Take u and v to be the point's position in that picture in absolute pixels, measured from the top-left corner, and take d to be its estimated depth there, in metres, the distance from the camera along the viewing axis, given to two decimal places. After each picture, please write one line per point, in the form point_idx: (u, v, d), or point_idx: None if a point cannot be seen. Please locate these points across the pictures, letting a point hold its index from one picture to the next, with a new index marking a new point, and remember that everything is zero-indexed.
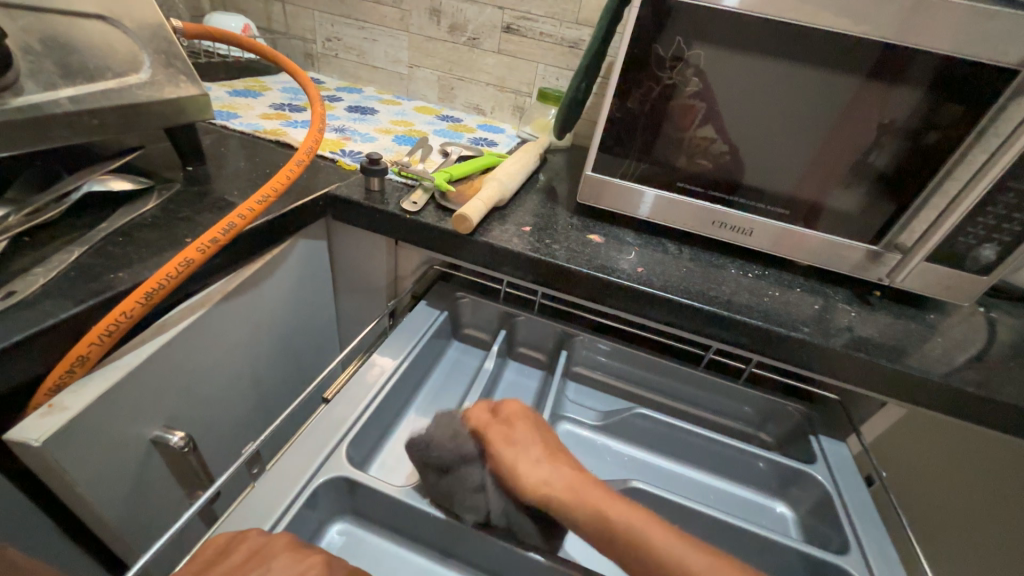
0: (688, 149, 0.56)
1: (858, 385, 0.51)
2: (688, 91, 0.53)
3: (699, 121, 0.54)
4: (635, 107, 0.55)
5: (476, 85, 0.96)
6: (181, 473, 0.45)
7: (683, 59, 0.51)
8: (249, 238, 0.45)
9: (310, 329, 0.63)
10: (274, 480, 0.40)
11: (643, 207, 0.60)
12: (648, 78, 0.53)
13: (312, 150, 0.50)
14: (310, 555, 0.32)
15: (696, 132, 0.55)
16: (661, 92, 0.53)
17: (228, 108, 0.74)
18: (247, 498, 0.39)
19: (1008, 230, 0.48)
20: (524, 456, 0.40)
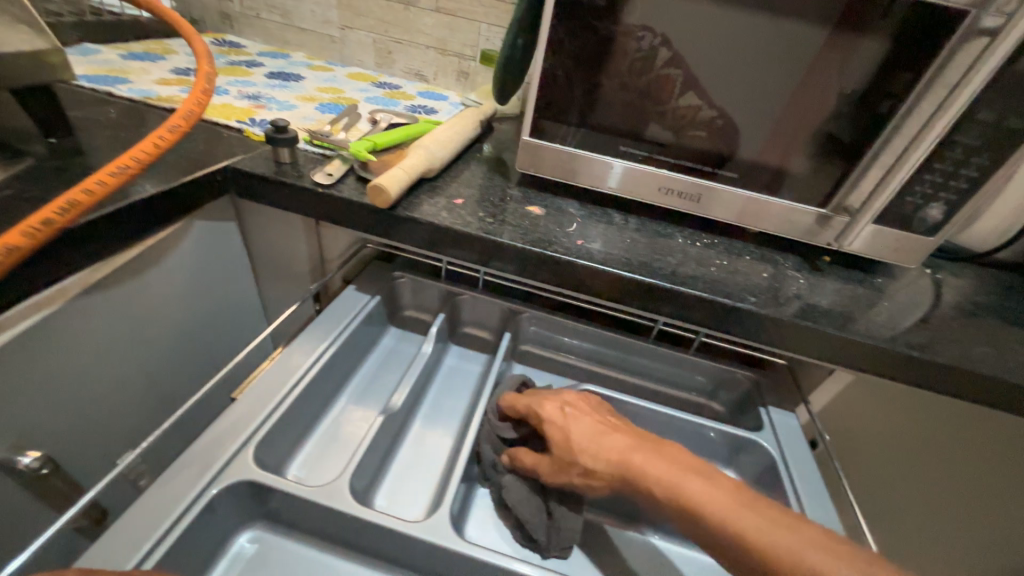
0: (638, 112, 0.52)
1: (805, 354, 0.49)
2: (660, 62, 0.48)
3: (678, 92, 0.50)
4: (607, 83, 0.51)
5: (415, 48, 0.88)
6: None
7: (653, 30, 0.47)
8: (112, 218, 0.38)
9: (220, 321, 0.57)
10: (155, 494, 0.34)
11: (613, 180, 0.55)
12: (618, 51, 0.49)
13: (193, 115, 0.42)
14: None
15: (678, 103, 0.50)
16: (632, 66, 0.49)
17: (118, 72, 0.65)
18: (116, 522, 0.32)
19: (955, 187, 0.46)
20: (584, 435, 0.41)
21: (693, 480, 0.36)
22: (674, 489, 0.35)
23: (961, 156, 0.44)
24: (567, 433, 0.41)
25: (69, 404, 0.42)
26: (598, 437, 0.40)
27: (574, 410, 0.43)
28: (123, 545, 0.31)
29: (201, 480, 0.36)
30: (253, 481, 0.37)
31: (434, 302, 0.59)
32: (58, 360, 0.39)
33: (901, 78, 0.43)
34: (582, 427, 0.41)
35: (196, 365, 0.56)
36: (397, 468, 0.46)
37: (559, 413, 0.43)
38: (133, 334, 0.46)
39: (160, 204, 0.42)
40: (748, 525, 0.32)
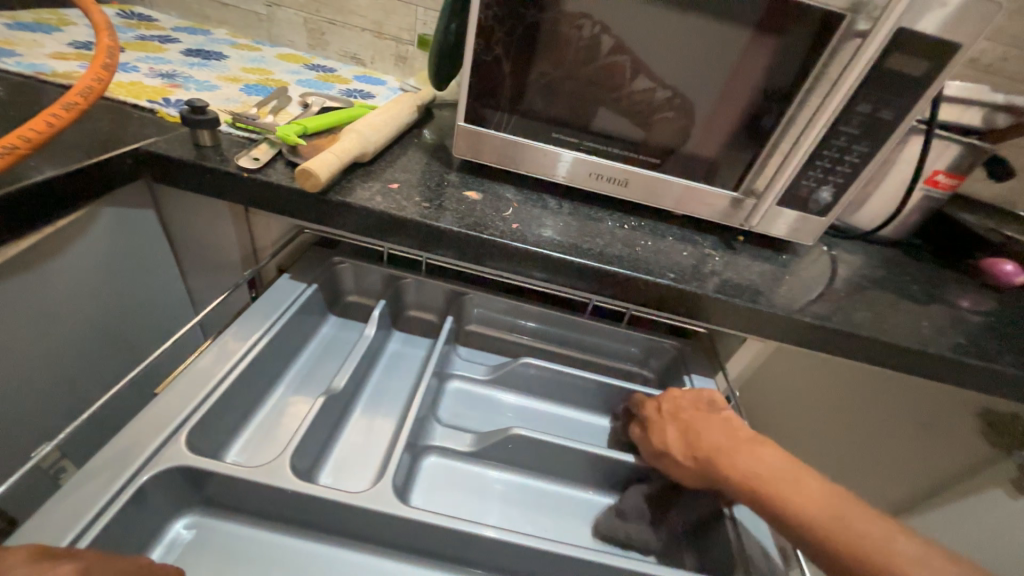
0: (607, 98, 0.54)
1: (721, 324, 0.54)
2: (605, 51, 0.51)
3: (630, 76, 0.52)
4: (552, 71, 0.53)
5: (350, 30, 0.85)
6: None
7: (592, 18, 0.49)
8: (5, 202, 0.35)
9: (141, 312, 0.54)
10: (76, 487, 0.33)
11: (561, 170, 0.57)
12: (562, 40, 0.51)
13: (92, 92, 0.40)
14: (60, 564, 0.25)
15: (633, 88, 0.52)
16: (576, 56, 0.51)
17: (1, 43, 0.58)
18: (33, 516, 0.31)
19: (841, 172, 0.52)
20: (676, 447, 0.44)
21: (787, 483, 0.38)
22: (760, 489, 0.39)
23: (845, 144, 0.50)
24: (663, 444, 0.45)
25: None
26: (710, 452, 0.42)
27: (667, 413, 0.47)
28: (42, 536, 0.30)
29: (125, 472, 0.34)
30: (186, 466, 0.36)
31: (377, 286, 0.59)
32: None
33: (798, 71, 0.47)
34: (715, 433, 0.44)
35: (114, 362, 0.53)
36: (341, 449, 0.46)
37: (660, 414, 0.47)
38: (34, 330, 0.42)
39: (64, 185, 0.39)
40: (807, 514, 0.37)
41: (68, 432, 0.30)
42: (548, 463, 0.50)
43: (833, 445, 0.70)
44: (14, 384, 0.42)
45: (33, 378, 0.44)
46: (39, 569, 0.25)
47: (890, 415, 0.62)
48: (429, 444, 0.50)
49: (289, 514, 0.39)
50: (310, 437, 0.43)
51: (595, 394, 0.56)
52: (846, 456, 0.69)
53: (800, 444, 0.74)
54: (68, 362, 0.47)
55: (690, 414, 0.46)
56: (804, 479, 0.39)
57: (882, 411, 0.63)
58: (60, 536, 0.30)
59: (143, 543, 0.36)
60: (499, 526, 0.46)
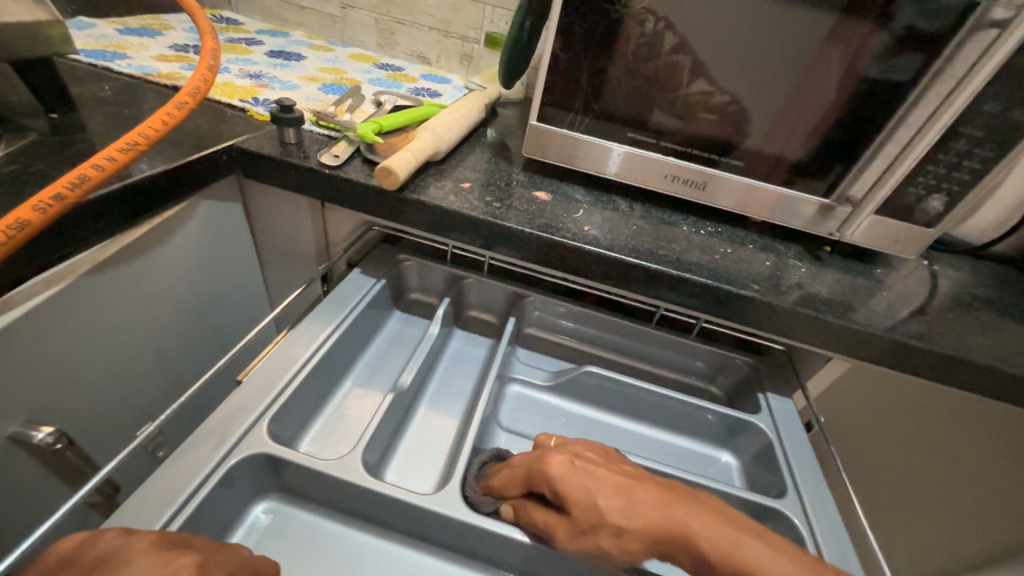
0: (665, 100, 0.51)
1: (805, 341, 0.50)
2: (667, 48, 0.48)
3: (687, 78, 0.50)
4: (610, 67, 0.51)
5: (418, 29, 0.87)
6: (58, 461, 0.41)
7: (655, 13, 0.47)
8: (120, 196, 0.38)
9: (227, 300, 0.57)
10: (176, 465, 0.35)
11: (614, 165, 0.55)
12: (622, 35, 0.48)
13: (199, 92, 0.42)
14: (179, 554, 0.26)
15: (690, 90, 0.50)
16: (637, 52, 0.49)
17: (114, 47, 0.64)
18: (138, 490, 0.33)
19: (957, 179, 0.46)
20: (591, 498, 0.35)
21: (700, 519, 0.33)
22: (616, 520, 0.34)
23: (965, 147, 0.45)
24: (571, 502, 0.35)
25: (81, 381, 0.42)
26: (633, 486, 0.35)
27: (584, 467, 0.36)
28: (144, 513, 0.32)
29: (215, 454, 0.36)
30: (267, 454, 0.38)
31: (440, 285, 0.60)
32: (72, 336, 0.39)
33: (915, 66, 0.42)
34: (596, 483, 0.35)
35: (203, 346, 0.57)
36: (405, 447, 0.47)
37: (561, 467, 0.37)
38: (140, 314, 0.46)
39: (169, 179, 0.42)
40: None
41: (168, 415, 0.32)
42: None
43: (923, 482, 0.63)
44: (123, 365, 0.46)
45: (136, 361, 0.48)
46: (162, 557, 0.26)
47: (993, 462, 0.54)
48: (491, 448, 0.50)
49: (358, 508, 0.40)
50: (379, 434, 0.43)
51: (661, 406, 0.54)
52: (936, 496, 0.62)
53: (885, 477, 0.67)
54: (165, 346, 0.51)
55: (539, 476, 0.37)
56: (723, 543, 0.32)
57: (985, 455, 0.55)
58: (159, 514, 0.32)
59: (230, 522, 0.38)
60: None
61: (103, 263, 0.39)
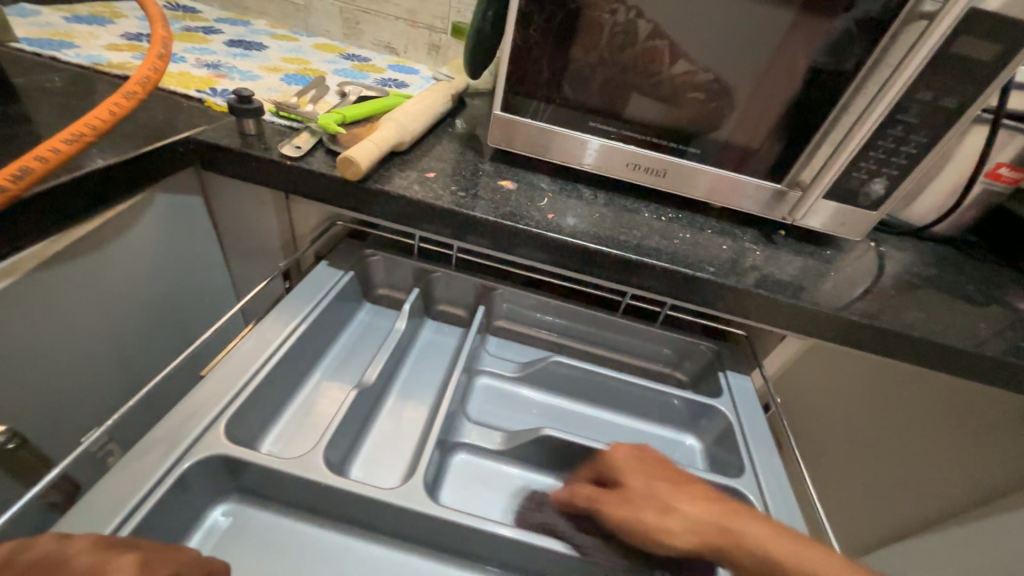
0: (654, 86, 0.52)
1: (759, 320, 0.52)
2: (643, 34, 0.49)
3: (669, 61, 0.50)
4: (585, 57, 0.51)
5: (384, 19, 0.85)
6: (11, 461, 0.40)
7: (626, 3, 0.48)
8: (69, 190, 0.37)
9: (188, 298, 0.57)
10: (129, 467, 0.35)
11: (586, 156, 0.56)
12: (595, 25, 0.49)
13: (149, 83, 0.41)
14: (120, 554, 0.27)
15: (674, 69, 0.51)
16: (611, 40, 0.50)
17: (61, 35, 0.61)
18: (85, 497, 0.33)
19: (895, 163, 0.49)
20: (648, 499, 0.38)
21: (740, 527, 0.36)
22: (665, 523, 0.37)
23: (901, 134, 0.47)
24: (636, 501, 0.39)
25: (35, 379, 0.41)
26: (682, 488, 0.39)
27: (642, 472, 0.40)
28: (93, 516, 0.32)
29: (169, 457, 0.36)
30: (222, 455, 0.38)
31: (408, 279, 0.60)
32: (21, 334, 0.38)
33: (853, 55, 0.45)
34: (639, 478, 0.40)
35: (165, 344, 0.56)
36: (373, 440, 0.47)
37: (631, 459, 0.42)
38: (95, 310, 0.44)
39: (121, 172, 0.41)
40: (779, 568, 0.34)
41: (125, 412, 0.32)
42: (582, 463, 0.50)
43: (870, 451, 0.67)
44: (78, 364, 0.45)
45: (95, 359, 0.46)
46: (100, 557, 0.26)
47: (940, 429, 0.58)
48: (459, 441, 0.51)
49: (321, 505, 0.41)
50: (342, 428, 0.44)
51: (627, 390, 0.56)
52: (886, 471, 0.65)
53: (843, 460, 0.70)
54: (125, 344, 0.50)
55: (627, 472, 0.41)
56: (755, 527, 0.35)
57: (924, 415, 0.60)
58: (109, 519, 0.32)
59: (188, 524, 0.38)
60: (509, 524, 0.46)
61: (53, 257, 0.38)
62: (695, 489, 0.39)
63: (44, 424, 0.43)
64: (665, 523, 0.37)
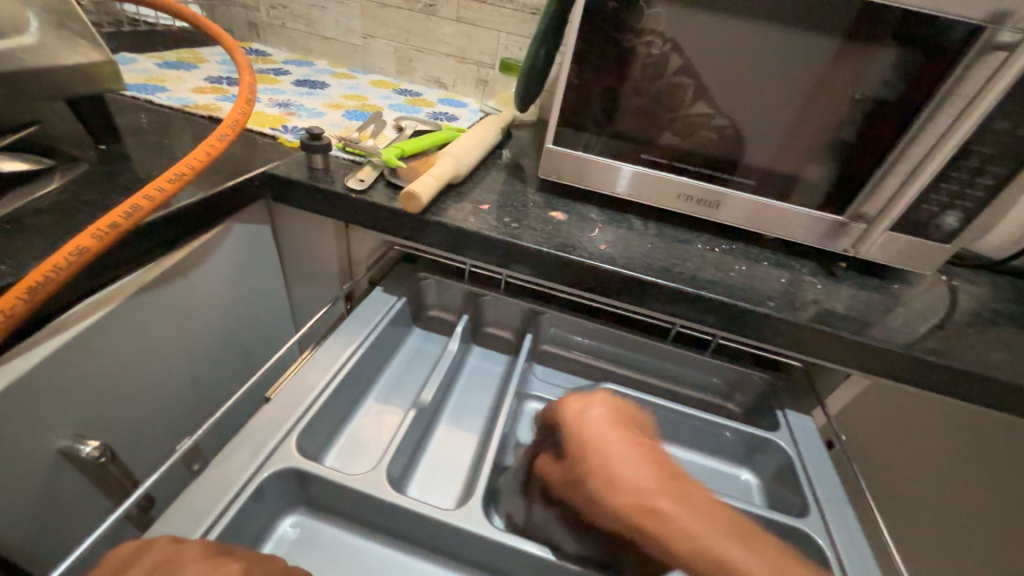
0: (682, 128, 0.53)
1: (823, 358, 0.50)
2: (672, 68, 0.50)
3: (689, 100, 0.51)
4: (617, 87, 0.52)
5: (435, 56, 0.90)
6: (97, 474, 0.43)
7: (662, 35, 0.48)
8: (164, 222, 0.41)
9: (255, 317, 0.60)
10: (215, 475, 0.36)
11: (621, 184, 0.57)
12: (630, 58, 0.50)
13: (238, 124, 0.45)
14: (227, 562, 0.28)
15: (691, 109, 0.52)
16: (643, 72, 0.51)
17: (155, 80, 0.68)
18: (175, 504, 0.34)
19: (971, 196, 0.47)
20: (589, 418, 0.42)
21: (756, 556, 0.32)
22: (648, 504, 0.35)
23: (977, 165, 0.45)
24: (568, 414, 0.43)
25: (123, 397, 0.44)
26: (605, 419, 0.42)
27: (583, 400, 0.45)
28: (183, 523, 0.33)
29: (250, 467, 0.38)
30: (296, 467, 0.39)
31: (457, 301, 0.61)
32: (117, 355, 0.41)
33: (922, 89, 0.44)
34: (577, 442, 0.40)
35: (233, 363, 0.59)
36: (427, 461, 0.48)
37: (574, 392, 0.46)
38: (177, 332, 0.48)
39: (207, 205, 0.45)
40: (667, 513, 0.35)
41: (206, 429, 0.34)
42: None
43: (948, 495, 0.61)
44: (159, 381, 0.48)
45: (173, 377, 0.50)
46: (204, 564, 0.27)
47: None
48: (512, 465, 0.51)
49: (383, 526, 0.41)
50: (401, 447, 0.44)
51: (679, 423, 0.54)
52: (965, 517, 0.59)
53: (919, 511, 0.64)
54: (199, 363, 0.53)
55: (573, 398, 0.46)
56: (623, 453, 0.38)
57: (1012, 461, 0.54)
58: (195, 527, 0.33)
59: (259, 536, 0.39)
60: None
61: (148, 284, 0.42)
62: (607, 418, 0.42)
63: (128, 439, 0.46)
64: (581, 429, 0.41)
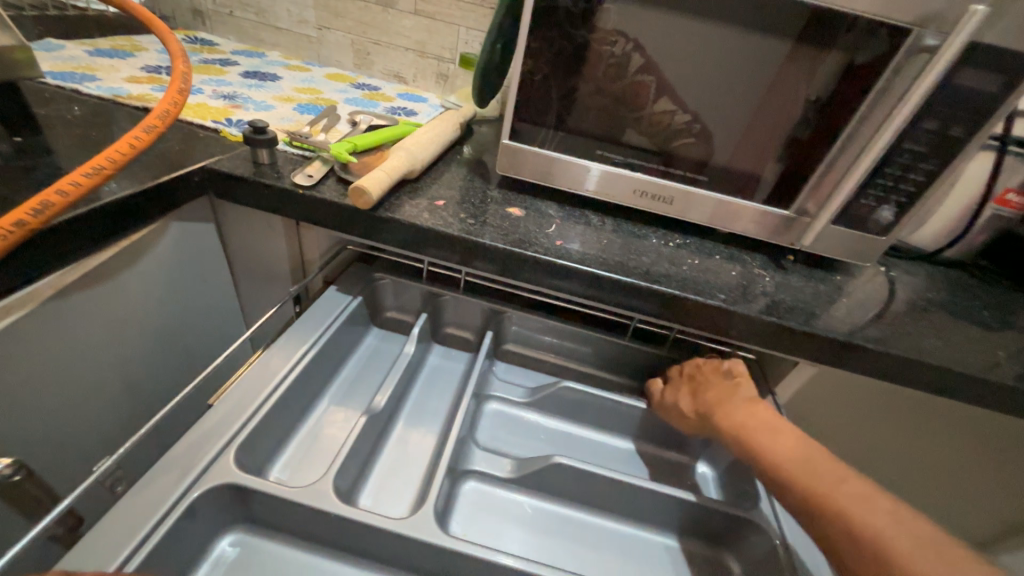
0: (648, 127, 0.53)
1: (772, 348, 0.51)
2: (634, 68, 0.50)
3: (653, 97, 0.52)
4: (585, 87, 0.52)
5: (394, 50, 0.88)
6: (15, 495, 0.40)
7: (626, 36, 0.49)
8: (86, 219, 0.38)
9: (198, 322, 0.57)
10: (143, 492, 0.34)
11: (591, 183, 0.57)
12: (595, 56, 0.50)
13: (168, 116, 0.42)
14: None
15: (654, 108, 0.52)
16: (606, 72, 0.51)
17: (83, 69, 0.63)
18: (92, 529, 0.32)
19: (903, 191, 0.49)
20: (710, 397, 0.49)
21: (824, 477, 0.39)
22: (769, 460, 0.42)
23: (908, 161, 0.48)
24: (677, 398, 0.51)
25: (45, 411, 0.41)
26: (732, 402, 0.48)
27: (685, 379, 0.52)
28: (100, 551, 0.31)
29: (181, 485, 0.35)
30: (233, 483, 0.37)
31: (416, 302, 0.60)
32: (34, 365, 0.38)
33: (858, 87, 0.46)
34: (694, 395, 0.50)
35: (175, 370, 0.56)
36: (381, 470, 0.46)
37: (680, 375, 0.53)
38: (106, 338, 0.45)
39: (136, 203, 0.42)
40: (812, 489, 0.39)
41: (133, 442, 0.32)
42: (591, 501, 0.49)
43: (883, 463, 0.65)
44: (87, 393, 0.45)
45: (104, 388, 0.46)
46: None
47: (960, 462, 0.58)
48: (469, 468, 0.49)
49: (332, 539, 0.40)
50: (351, 458, 0.42)
51: (641, 420, 0.55)
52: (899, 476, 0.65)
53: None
54: (136, 370, 0.50)
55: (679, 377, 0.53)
56: (765, 432, 0.44)
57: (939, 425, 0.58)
58: (114, 555, 0.31)
59: (197, 551, 0.37)
60: (519, 553, 0.45)
61: (69, 285, 0.39)
62: (726, 390, 0.49)
63: (54, 456, 0.43)
64: (690, 412, 0.50)
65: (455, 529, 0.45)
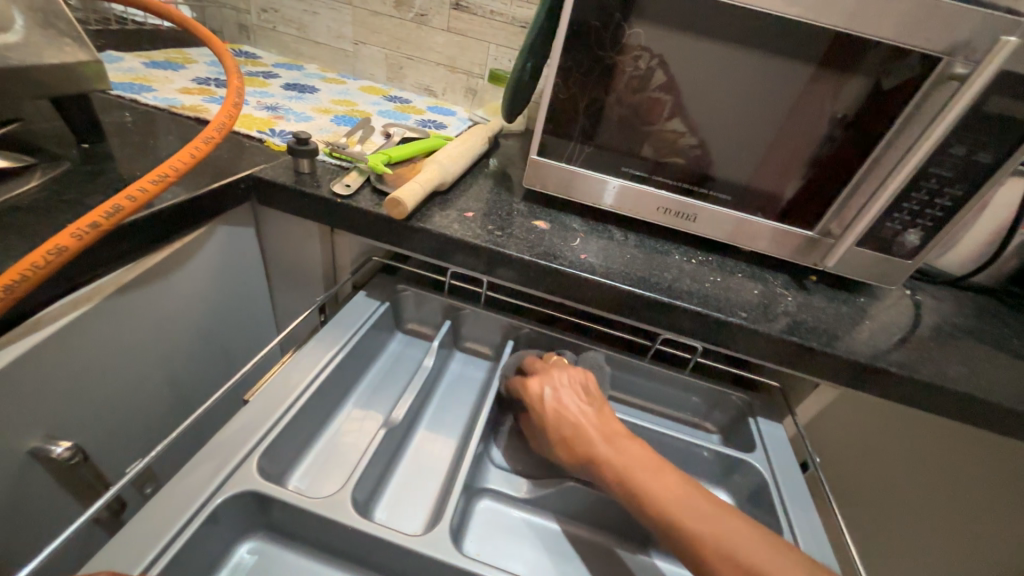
0: (657, 142, 0.55)
1: (792, 368, 0.51)
2: (654, 83, 0.52)
3: (666, 114, 0.53)
4: (604, 97, 0.53)
5: (426, 64, 0.92)
6: (68, 477, 0.42)
7: (651, 51, 0.50)
8: (144, 224, 0.41)
9: (235, 322, 0.60)
10: (172, 493, 0.36)
11: (609, 198, 0.59)
12: (618, 70, 0.51)
13: (224, 128, 0.45)
14: None
15: (665, 124, 0.54)
16: (628, 84, 0.52)
17: (141, 80, 0.68)
18: (121, 530, 0.33)
19: (930, 215, 0.49)
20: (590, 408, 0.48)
21: (667, 490, 0.40)
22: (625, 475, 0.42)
23: (935, 186, 0.48)
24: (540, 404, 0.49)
25: (98, 400, 0.44)
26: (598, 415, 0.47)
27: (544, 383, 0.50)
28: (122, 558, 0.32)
29: (205, 491, 0.37)
30: (254, 490, 0.39)
31: (437, 314, 0.62)
32: (94, 356, 0.41)
33: (886, 112, 0.46)
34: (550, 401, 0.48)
35: (212, 366, 0.58)
36: (396, 483, 0.48)
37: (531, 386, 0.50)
38: (155, 334, 0.48)
39: (185, 211, 0.45)
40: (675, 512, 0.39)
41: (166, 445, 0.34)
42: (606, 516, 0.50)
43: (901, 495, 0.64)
44: (135, 385, 0.48)
45: (149, 380, 0.49)
46: None
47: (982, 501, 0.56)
48: (483, 486, 0.51)
49: (348, 547, 0.41)
50: (365, 476, 0.44)
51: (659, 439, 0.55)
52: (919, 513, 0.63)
53: (884, 522, 0.67)
54: (178, 364, 0.53)
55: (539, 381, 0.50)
56: (624, 448, 0.44)
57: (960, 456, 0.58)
58: (140, 558, 0.32)
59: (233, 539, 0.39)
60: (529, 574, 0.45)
61: (127, 284, 0.42)
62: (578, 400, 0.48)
63: (103, 442, 0.46)
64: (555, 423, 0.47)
65: (467, 550, 0.46)
